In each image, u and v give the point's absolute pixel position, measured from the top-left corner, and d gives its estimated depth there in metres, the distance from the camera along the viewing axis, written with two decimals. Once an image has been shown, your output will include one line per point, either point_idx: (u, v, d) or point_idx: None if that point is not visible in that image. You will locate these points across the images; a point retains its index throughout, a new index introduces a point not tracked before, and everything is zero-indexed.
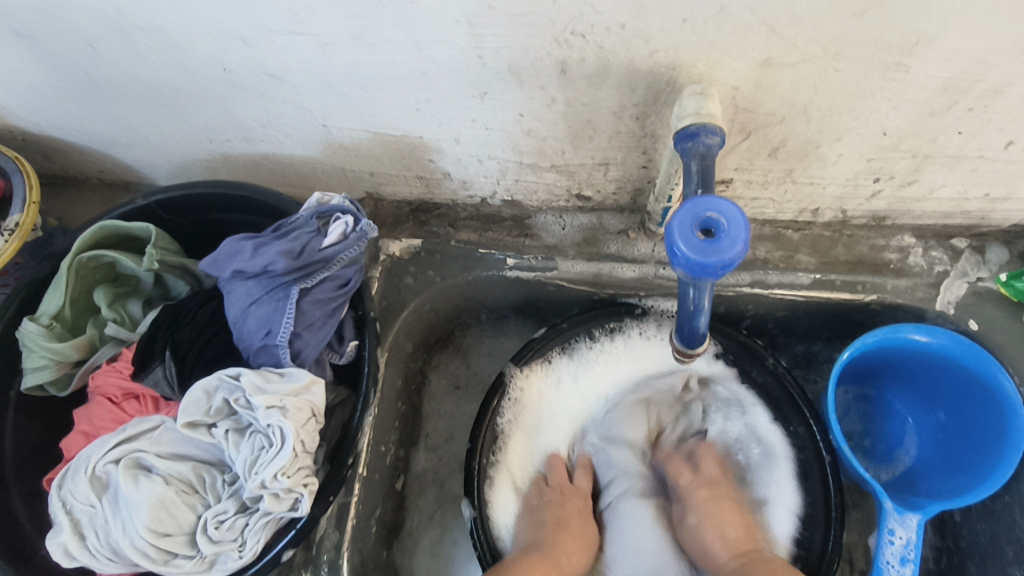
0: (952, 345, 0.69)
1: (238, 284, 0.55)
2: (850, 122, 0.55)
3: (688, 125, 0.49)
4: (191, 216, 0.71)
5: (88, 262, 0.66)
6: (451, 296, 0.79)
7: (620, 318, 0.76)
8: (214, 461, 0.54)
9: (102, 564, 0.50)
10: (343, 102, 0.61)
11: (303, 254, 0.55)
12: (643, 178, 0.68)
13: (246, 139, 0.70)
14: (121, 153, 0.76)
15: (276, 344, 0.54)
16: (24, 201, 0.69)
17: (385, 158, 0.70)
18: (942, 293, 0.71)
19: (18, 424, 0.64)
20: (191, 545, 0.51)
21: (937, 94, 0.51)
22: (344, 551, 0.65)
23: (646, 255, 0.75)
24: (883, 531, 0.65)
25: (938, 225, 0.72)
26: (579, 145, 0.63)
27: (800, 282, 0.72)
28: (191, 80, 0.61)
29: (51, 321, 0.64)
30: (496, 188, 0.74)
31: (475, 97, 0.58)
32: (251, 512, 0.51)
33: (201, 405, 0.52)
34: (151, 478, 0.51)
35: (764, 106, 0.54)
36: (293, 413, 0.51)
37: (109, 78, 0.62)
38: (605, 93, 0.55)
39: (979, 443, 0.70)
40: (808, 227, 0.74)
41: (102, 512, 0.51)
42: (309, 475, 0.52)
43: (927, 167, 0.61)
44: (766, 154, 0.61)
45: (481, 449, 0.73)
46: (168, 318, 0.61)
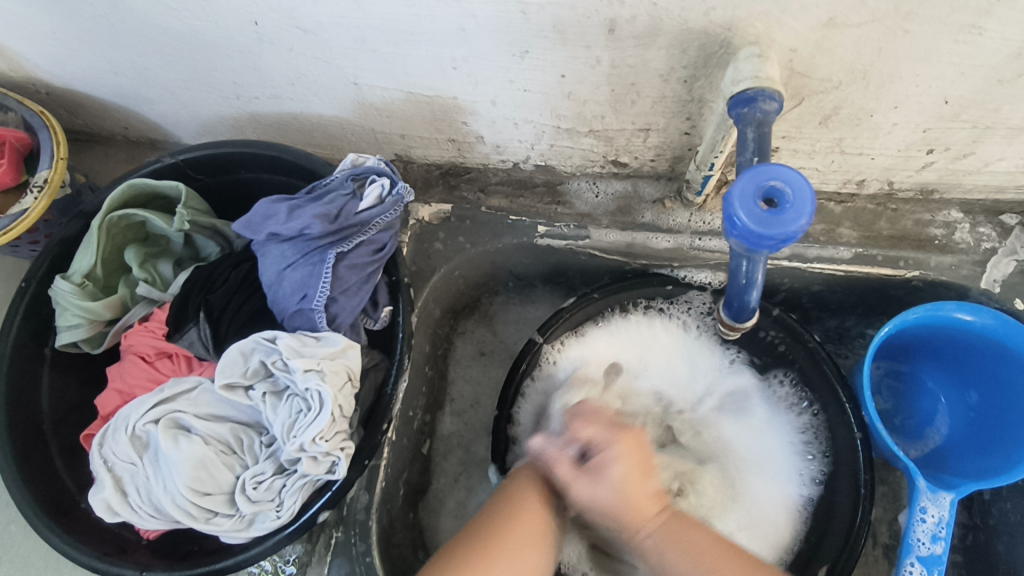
0: (995, 324, 0.67)
1: (272, 248, 0.54)
2: (911, 89, 0.53)
3: (745, 89, 0.47)
4: (221, 176, 0.69)
5: (119, 221, 0.65)
6: (480, 263, 0.78)
7: (653, 296, 0.76)
8: (251, 423, 0.54)
9: (143, 519, 0.51)
10: (377, 59, 0.59)
11: (339, 217, 0.54)
12: (684, 144, 0.66)
13: (275, 98, 0.68)
14: (146, 110, 0.75)
15: (311, 308, 0.54)
16: (52, 156, 0.68)
17: (417, 119, 0.68)
18: (988, 271, 0.69)
19: (54, 379, 0.65)
20: (229, 504, 0.51)
21: (1010, 60, 0.48)
22: (374, 512, 0.66)
23: (681, 225, 0.73)
24: (914, 509, 0.64)
25: (989, 200, 0.69)
26: (620, 110, 0.61)
27: (841, 256, 0.70)
28: (220, 34, 0.59)
29: (83, 280, 0.64)
30: (530, 153, 0.72)
31: (516, 56, 0.55)
32: (288, 473, 0.51)
33: (238, 367, 0.52)
34: (191, 438, 0.51)
35: (821, 70, 0.51)
36: (331, 377, 0.51)
37: (135, 31, 0.61)
38: (653, 54, 0.52)
39: (1016, 425, 0.68)
40: (851, 200, 0.71)
41: (142, 469, 0.51)
42: (346, 439, 0.51)
43: (987, 138, 0.58)
44: (817, 122, 0.58)
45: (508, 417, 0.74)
46: (200, 280, 0.60)
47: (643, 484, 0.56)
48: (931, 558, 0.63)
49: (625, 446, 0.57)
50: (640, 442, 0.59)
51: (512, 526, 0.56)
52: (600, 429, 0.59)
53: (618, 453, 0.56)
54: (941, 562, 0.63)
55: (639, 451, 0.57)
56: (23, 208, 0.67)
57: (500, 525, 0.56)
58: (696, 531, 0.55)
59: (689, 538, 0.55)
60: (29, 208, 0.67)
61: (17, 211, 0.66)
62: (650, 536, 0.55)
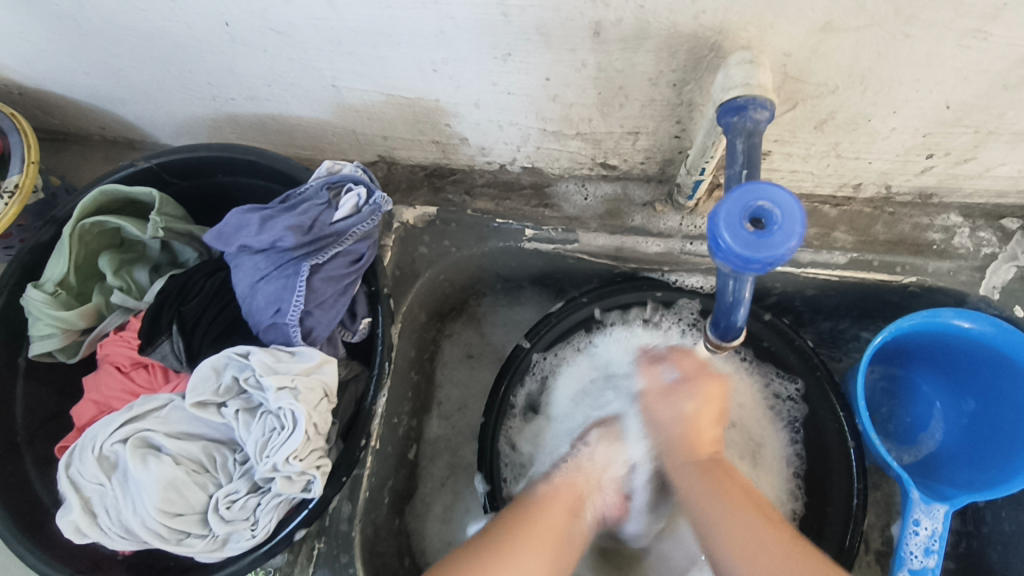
0: (992, 332, 0.65)
1: (244, 259, 0.52)
2: (910, 93, 0.50)
3: (735, 97, 0.45)
4: (197, 180, 0.67)
5: (91, 227, 0.63)
6: (466, 267, 0.76)
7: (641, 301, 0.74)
8: (224, 440, 0.52)
9: (113, 541, 0.49)
10: (355, 61, 0.56)
11: (314, 228, 0.52)
12: (675, 147, 0.63)
13: (252, 99, 0.66)
14: (121, 110, 0.73)
15: (286, 322, 0.52)
16: (23, 160, 0.66)
17: (399, 121, 0.66)
18: (988, 278, 0.67)
19: (28, 390, 0.63)
20: (202, 524, 0.49)
21: (1014, 66, 0.46)
22: (357, 523, 0.65)
23: (673, 229, 0.71)
24: (907, 522, 0.63)
25: (989, 203, 0.67)
26: (607, 113, 0.59)
27: (836, 261, 0.68)
28: (190, 34, 0.56)
29: (56, 289, 0.62)
30: (517, 155, 0.70)
31: (498, 58, 0.53)
32: (263, 491, 0.50)
33: (210, 383, 0.51)
34: (161, 459, 0.49)
35: (816, 74, 0.49)
36: (305, 394, 0.49)
37: (104, 31, 0.58)
38: (641, 57, 0.50)
39: (1012, 433, 0.67)
40: (847, 203, 0.69)
41: (110, 491, 0.49)
42: (322, 457, 0.50)
43: (989, 143, 0.56)
44: (812, 126, 0.56)
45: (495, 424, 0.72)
46: (174, 290, 0.58)
47: (705, 424, 0.61)
48: (923, 572, 0.62)
49: (712, 387, 0.61)
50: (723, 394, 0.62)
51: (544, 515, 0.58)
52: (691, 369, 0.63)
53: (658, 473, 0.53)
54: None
55: (716, 390, 0.61)
56: None
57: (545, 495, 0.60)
58: (739, 477, 0.59)
59: (738, 493, 0.56)
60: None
61: None
62: (692, 479, 0.58)
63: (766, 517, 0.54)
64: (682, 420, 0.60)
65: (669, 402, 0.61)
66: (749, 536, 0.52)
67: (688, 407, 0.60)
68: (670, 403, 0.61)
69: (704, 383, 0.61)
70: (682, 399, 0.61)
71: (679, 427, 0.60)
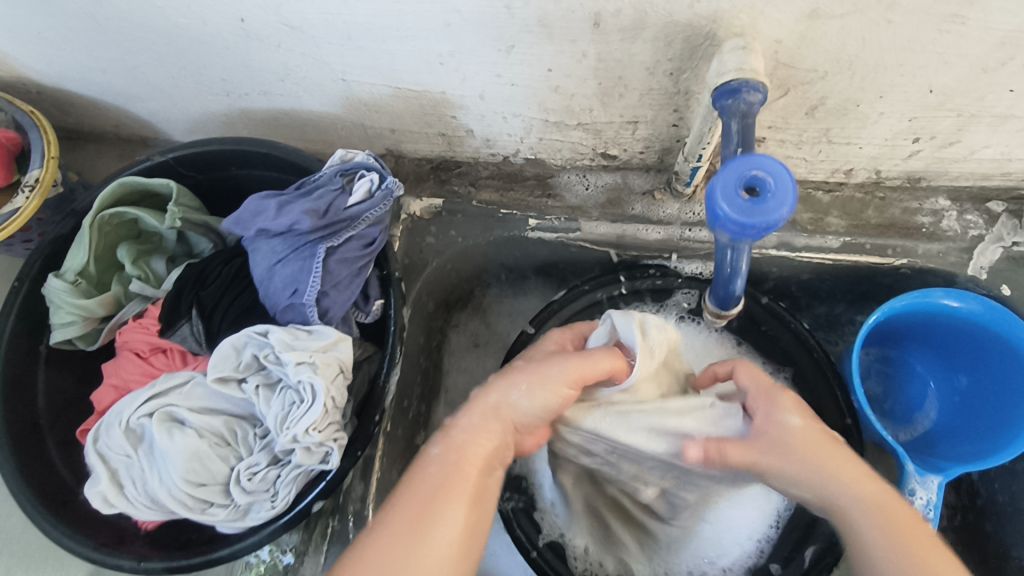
0: (981, 310, 0.67)
1: (262, 243, 0.55)
2: (896, 78, 0.53)
3: (729, 80, 0.47)
4: (212, 172, 0.70)
5: (111, 219, 0.65)
6: (472, 256, 0.79)
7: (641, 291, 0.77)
8: (244, 415, 0.54)
9: (139, 511, 0.51)
10: (364, 55, 0.59)
11: (329, 212, 0.54)
12: (673, 136, 0.66)
13: (265, 94, 0.68)
14: (136, 107, 0.75)
15: (303, 303, 0.54)
16: (43, 156, 0.68)
17: (406, 114, 0.69)
18: (976, 258, 0.69)
19: (50, 376, 0.66)
20: (225, 495, 0.52)
21: (993, 49, 0.48)
22: (370, 502, 0.67)
23: (672, 216, 0.74)
24: (903, 492, 0.65)
25: (975, 187, 0.69)
26: (607, 103, 0.62)
27: (829, 245, 0.71)
28: (207, 31, 0.59)
29: (76, 278, 0.64)
30: (520, 146, 0.72)
31: (502, 51, 0.56)
32: (283, 464, 0.52)
33: (230, 361, 0.53)
34: (185, 431, 0.51)
35: (806, 61, 0.52)
36: (323, 369, 0.51)
37: (124, 29, 0.61)
38: (639, 47, 0.53)
39: (1003, 406, 0.69)
40: (838, 189, 0.72)
41: (137, 462, 0.52)
42: (339, 430, 0.52)
43: (972, 127, 0.58)
44: (803, 112, 0.59)
45: None
46: (192, 276, 0.60)
47: (806, 424, 0.49)
48: None
49: (788, 396, 0.51)
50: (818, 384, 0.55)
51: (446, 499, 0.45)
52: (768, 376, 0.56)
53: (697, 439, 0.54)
54: None
55: (801, 398, 0.52)
56: (15, 207, 0.67)
57: (446, 466, 0.47)
58: (857, 465, 0.47)
59: (865, 482, 0.46)
60: (21, 207, 0.67)
61: (9, 210, 0.67)
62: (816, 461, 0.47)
63: (912, 522, 0.43)
64: (800, 446, 0.48)
65: (760, 418, 0.51)
66: (915, 548, 0.42)
67: (796, 440, 0.48)
68: (763, 422, 0.51)
69: (767, 388, 0.53)
70: (776, 420, 0.50)
71: (801, 459, 0.48)
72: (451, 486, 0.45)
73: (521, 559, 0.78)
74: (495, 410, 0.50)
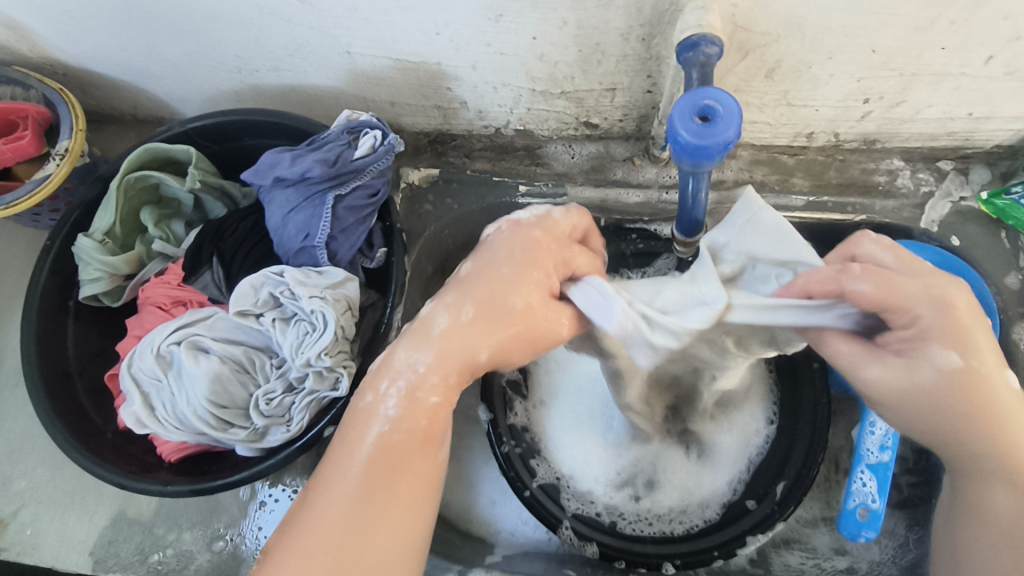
0: (935, 261, 0.73)
1: (278, 193, 0.61)
2: (840, 39, 0.60)
3: (690, 36, 0.54)
4: (227, 143, 0.76)
5: (135, 182, 0.71)
6: (467, 224, 0.85)
7: (623, 252, 0.82)
8: (262, 349, 0.60)
9: (167, 432, 0.57)
10: (368, 27, 0.65)
11: (337, 163, 0.60)
12: (648, 102, 0.73)
13: (275, 70, 0.75)
14: (156, 87, 0.81)
15: (315, 246, 0.60)
16: (72, 128, 0.74)
17: (405, 87, 0.75)
18: (926, 213, 0.77)
19: (79, 329, 0.71)
20: (245, 418, 0.57)
21: (922, 9, 0.55)
22: None
23: (650, 181, 0.81)
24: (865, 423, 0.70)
25: (926, 148, 0.75)
26: (588, 70, 0.68)
27: (795, 204, 0.77)
28: (226, 8, 0.65)
29: (103, 238, 0.70)
30: (510, 117, 0.79)
31: (492, 20, 0.62)
32: (297, 391, 0.57)
33: (250, 297, 0.58)
34: (209, 357, 0.57)
35: (760, 24, 0.58)
36: (333, 302, 0.57)
37: (150, 8, 0.67)
38: (613, 14, 0.59)
39: None
40: (803, 152, 0.78)
41: (166, 387, 0.57)
42: (348, 359, 0.58)
43: (914, 85, 0.65)
44: (763, 75, 0.65)
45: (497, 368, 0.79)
46: (211, 230, 0.66)
47: (986, 375, 0.47)
48: (880, 465, 0.69)
49: (955, 312, 0.47)
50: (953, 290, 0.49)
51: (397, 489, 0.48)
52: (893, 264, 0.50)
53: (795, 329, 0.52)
54: (888, 468, 0.69)
55: (969, 318, 0.47)
56: (47, 174, 0.73)
57: (380, 479, 0.48)
58: (1022, 425, 0.47)
59: (1020, 429, 0.47)
60: (52, 174, 0.73)
61: (41, 177, 0.73)
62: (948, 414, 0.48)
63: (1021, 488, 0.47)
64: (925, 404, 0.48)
65: (899, 361, 0.49)
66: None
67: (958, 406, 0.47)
68: (898, 372, 0.49)
69: (918, 320, 0.48)
70: (920, 369, 0.48)
71: (936, 410, 0.48)
72: (398, 481, 0.48)
73: (516, 506, 0.84)
74: (411, 386, 0.51)
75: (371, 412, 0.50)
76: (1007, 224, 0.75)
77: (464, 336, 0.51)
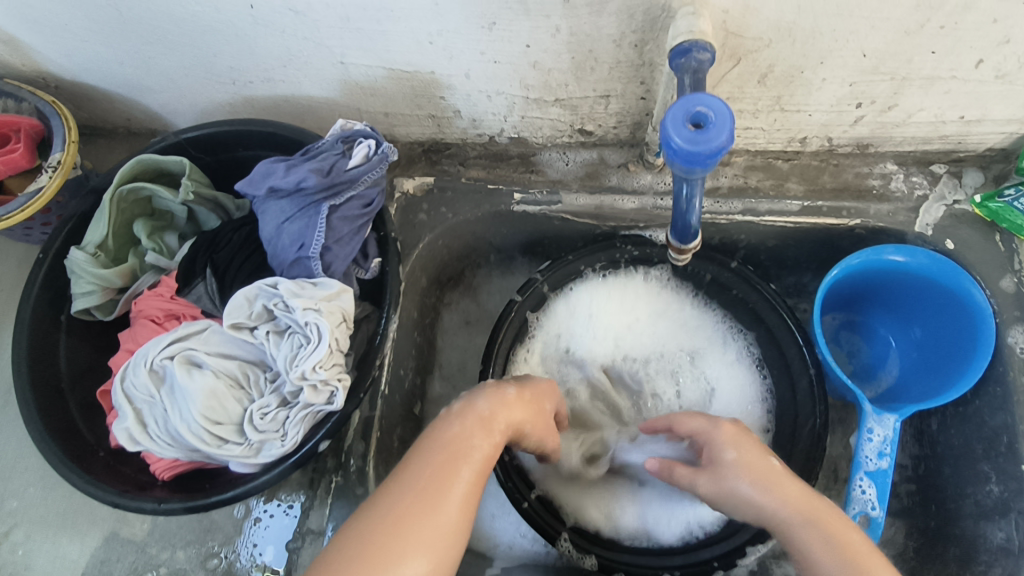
0: (929, 265, 0.74)
1: (271, 204, 0.60)
2: (831, 44, 0.60)
3: (681, 42, 0.54)
4: (220, 154, 0.76)
5: (128, 195, 0.71)
6: (462, 233, 0.85)
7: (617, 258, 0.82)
8: (256, 362, 0.59)
9: (160, 448, 0.56)
10: (361, 37, 0.65)
11: (331, 173, 0.59)
12: (642, 109, 0.73)
13: (269, 80, 0.74)
14: (149, 99, 0.81)
15: (309, 256, 0.60)
16: (64, 140, 0.74)
17: (399, 96, 0.75)
18: (921, 216, 0.76)
19: (71, 344, 0.70)
20: (239, 433, 0.57)
21: (910, 12, 0.55)
22: (371, 460, 0.73)
23: (645, 187, 0.80)
24: (863, 430, 0.71)
25: (918, 151, 0.76)
26: (581, 77, 0.68)
27: (790, 209, 0.77)
28: (219, 19, 0.65)
29: (96, 251, 0.70)
30: (504, 125, 0.79)
31: (484, 28, 0.62)
32: (291, 405, 0.57)
33: (243, 310, 0.58)
34: (203, 372, 0.56)
35: (752, 29, 0.58)
36: (328, 314, 0.57)
37: (142, 20, 0.67)
38: (606, 21, 0.59)
39: (951, 355, 0.75)
40: (796, 157, 0.79)
41: (159, 402, 0.56)
42: (342, 372, 0.58)
43: (905, 89, 0.65)
44: (756, 80, 0.66)
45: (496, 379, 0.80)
46: (205, 241, 0.66)
47: (761, 461, 0.57)
48: (879, 472, 0.69)
49: (726, 430, 0.61)
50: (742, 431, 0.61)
51: (428, 513, 0.48)
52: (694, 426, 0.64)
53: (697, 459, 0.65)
54: (888, 475, 0.69)
55: (737, 437, 0.60)
56: (38, 187, 0.72)
57: (441, 492, 0.49)
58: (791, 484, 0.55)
59: (808, 504, 0.53)
60: (43, 188, 0.73)
61: (32, 190, 0.72)
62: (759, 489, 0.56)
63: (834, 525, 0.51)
64: (746, 473, 0.57)
65: (705, 471, 0.60)
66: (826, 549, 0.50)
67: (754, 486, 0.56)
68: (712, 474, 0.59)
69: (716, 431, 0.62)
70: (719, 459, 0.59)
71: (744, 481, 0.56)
72: (453, 498, 0.49)
73: (514, 518, 0.83)
74: (485, 418, 0.55)
75: (457, 437, 0.53)
76: (1001, 227, 0.75)
77: (513, 412, 0.57)
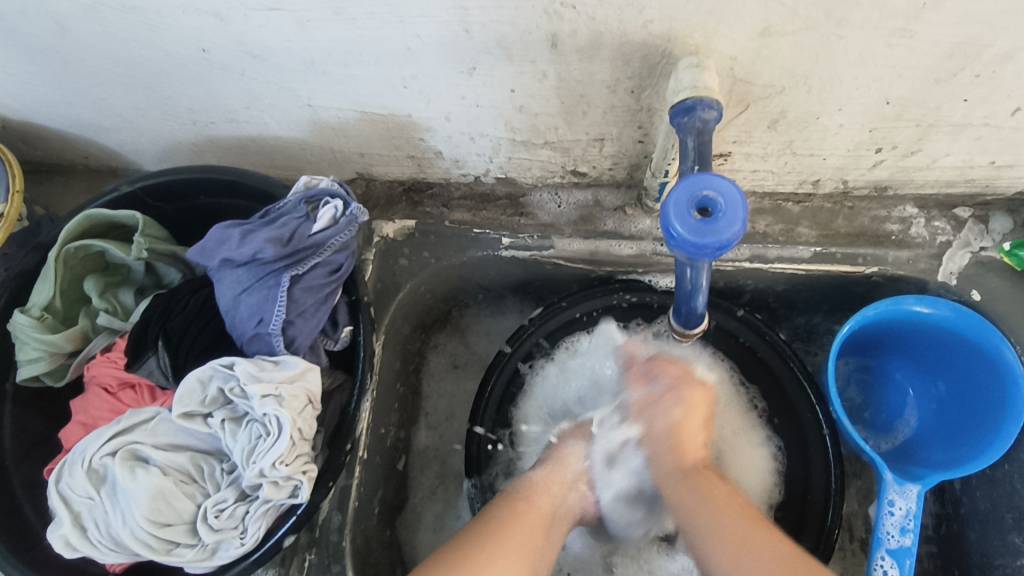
0: (953, 317, 0.68)
1: (227, 273, 0.54)
2: (851, 91, 0.53)
3: (684, 98, 0.48)
4: (181, 203, 0.69)
5: (76, 252, 0.65)
6: (447, 277, 0.79)
7: (615, 305, 0.76)
8: (211, 451, 0.53)
9: (104, 554, 0.50)
10: (329, 81, 0.59)
11: (292, 240, 0.53)
12: (640, 152, 0.66)
13: (232, 122, 0.68)
14: (105, 139, 0.75)
15: (268, 332, 0.53)
16: (8, 190, 0.68)
17: (375, 138, 0.69)
18: (945, 264, 0.70)
19: (16, 415, 0.64)
20: (191, 534, 0.50)
21: (942, 61, 0.49)
22: (348, 532, 0.66)
23: (644, 232, 0.74)
24: (882, 503, 0.65)
25: (941, 194, 0.70)
26: (572, 121, 0.62)
27: (801, 255, 0.71)
28: (169, 62, 0.59)
29: (42, 313, 0.64)
30: (490, 167, 0.72)
31: (464, 73, 0.56)
32: (251, 499, 0.51)
33: (196, 395, 0.52)
34: (148, 469, 0.50)
35: (762, 76, 0.52)
36: (289, 401, 0.51)
37: (86, 62, 0.60)
38: (599, 66, 0.53)
39: (977, 413, 0.69)
40: (808, 199, 0.72)
41: (100, 504, 0.50)
42: (308, 462, 0.51)
43: (931, 136, 0.59)
44: (766, 125, 0.59)
45: (478, 448, 0.74)
46: (159, 308, 0.60)
47: (688, 435, 0.63)
48: (901, 551, 0.63)
49: (694, 396, 0.63)
50: (707, 398, 0.64)
51: None
52: (674, 379, 0.64)
53: (662, 407, 0.63)
54: (911, 554, 0.63)
55: (697, 403, 0.63)
56: None
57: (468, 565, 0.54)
58: (725, 483, 0.60)
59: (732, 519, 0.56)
60: None
61: None
62: (676, 487, 0.60)
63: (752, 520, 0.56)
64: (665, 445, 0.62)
65: (657, 410, 0.63)
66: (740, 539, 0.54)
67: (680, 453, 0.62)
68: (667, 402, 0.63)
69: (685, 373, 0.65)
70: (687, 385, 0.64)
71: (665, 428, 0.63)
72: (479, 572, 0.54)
73: None
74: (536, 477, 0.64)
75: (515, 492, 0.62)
76: None
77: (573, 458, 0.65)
